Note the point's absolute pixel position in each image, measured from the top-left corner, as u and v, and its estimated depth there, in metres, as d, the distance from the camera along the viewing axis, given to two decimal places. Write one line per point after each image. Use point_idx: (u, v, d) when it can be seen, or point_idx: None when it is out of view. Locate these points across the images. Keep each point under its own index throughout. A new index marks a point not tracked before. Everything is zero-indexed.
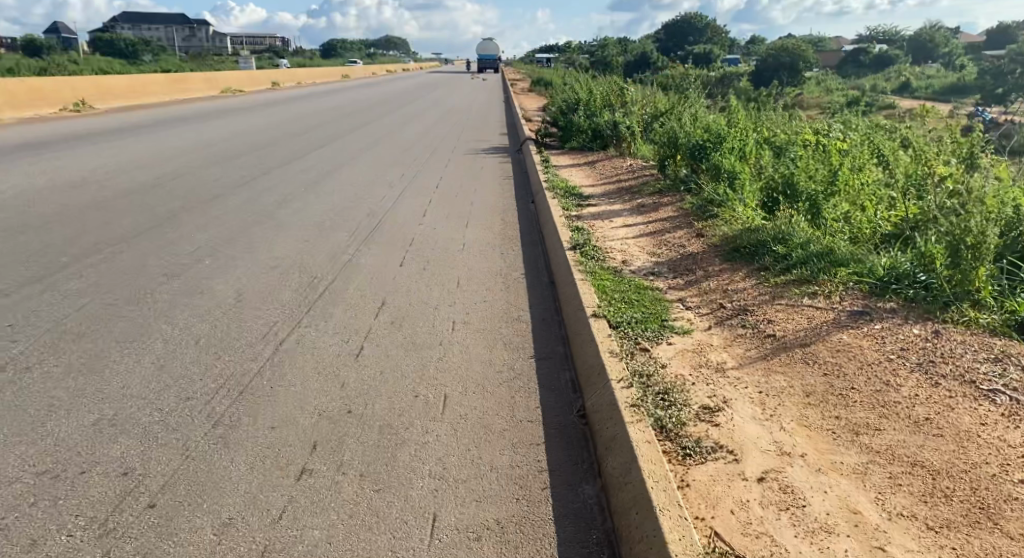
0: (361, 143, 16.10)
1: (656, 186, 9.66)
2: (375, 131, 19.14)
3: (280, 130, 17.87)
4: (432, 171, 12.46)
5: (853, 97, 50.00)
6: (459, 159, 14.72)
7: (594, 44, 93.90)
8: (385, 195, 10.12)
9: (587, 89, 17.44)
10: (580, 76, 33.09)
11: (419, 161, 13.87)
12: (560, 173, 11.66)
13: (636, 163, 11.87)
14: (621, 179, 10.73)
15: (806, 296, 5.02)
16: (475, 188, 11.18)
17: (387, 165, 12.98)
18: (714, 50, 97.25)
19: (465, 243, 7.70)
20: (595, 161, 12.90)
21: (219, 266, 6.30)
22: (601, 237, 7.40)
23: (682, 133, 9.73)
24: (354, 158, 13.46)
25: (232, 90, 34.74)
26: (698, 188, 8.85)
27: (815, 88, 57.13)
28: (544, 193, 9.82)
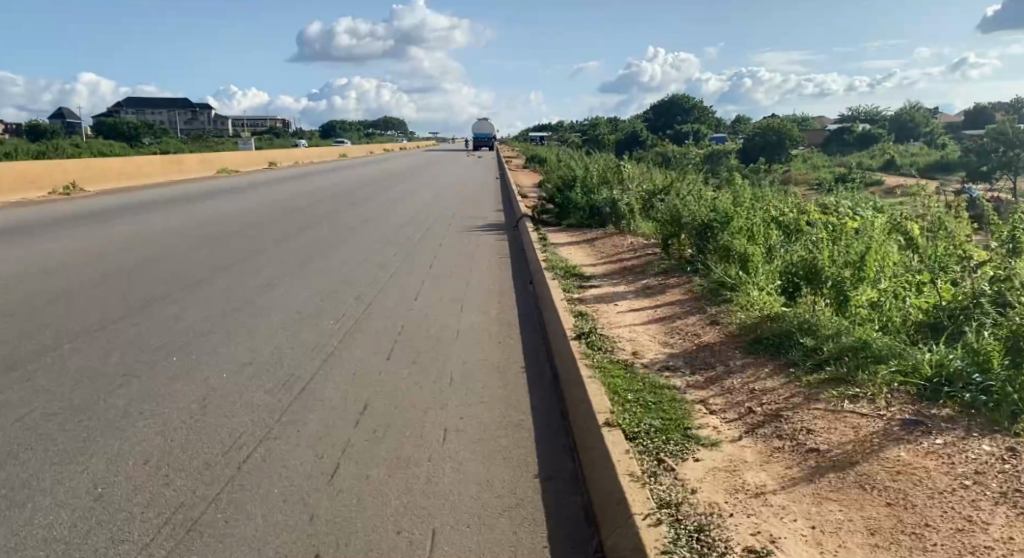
0: (353, 222, 15.69)
1: (660, 265, 9.13)
2: (366, 209, 18.78)
3: (269, 210, 17.47)
4: (424, 252, 11.97)
5: (842, 175, 50.53)
6: (453, 237, 14.26)
7: (587, 123, 95.43)
8: (374, 277, 9.59)
9: (584, 166, 17.14)
10: (572, 154, 33.23)
11: (411, 240, 13.39)
12: (558, 251, 11.16)
13: (636, 242, 11.40)
14: (622, 257, 10.23)
15: (847, 399, 4.41)
16: (469, 268, 10.67)
17: (378, 244, 12.50)
18: (703, 128, 99.09)
19: (459, 330, 7.11)
20: (594, 238, 12.42)
21: (185, 364, 5.69)
22: (607, 323, 6.82)
23: (687, 211, 9.26)
24: (344, 239, 13.00)
25: (224, 170, 34.70)
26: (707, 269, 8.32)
27: (804, 165, 57.83)
28: (542, 274, 9.28)
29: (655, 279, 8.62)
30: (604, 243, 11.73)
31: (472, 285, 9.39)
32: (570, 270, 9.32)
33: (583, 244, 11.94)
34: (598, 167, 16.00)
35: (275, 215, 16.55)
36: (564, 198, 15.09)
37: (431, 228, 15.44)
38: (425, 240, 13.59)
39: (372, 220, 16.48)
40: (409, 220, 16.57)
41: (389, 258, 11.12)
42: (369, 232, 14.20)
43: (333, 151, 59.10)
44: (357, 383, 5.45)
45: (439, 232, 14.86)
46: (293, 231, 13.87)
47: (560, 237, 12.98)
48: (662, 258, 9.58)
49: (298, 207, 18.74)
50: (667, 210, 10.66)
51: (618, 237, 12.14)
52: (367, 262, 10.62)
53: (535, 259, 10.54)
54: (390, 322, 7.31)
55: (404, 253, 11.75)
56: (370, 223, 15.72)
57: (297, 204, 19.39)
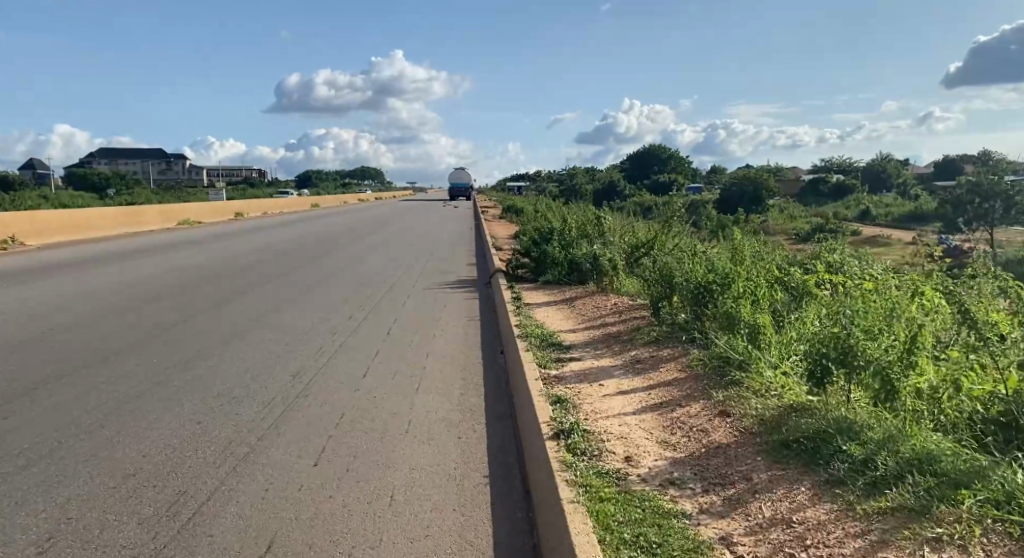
0: (312, 280, 14.47)
1: (651, 332, 7.95)
2: (329, 266, 17.61)
3: (223, 269, 16.23)
4: (384, 314, 10.78)
5: (819, 224, 50.36)
6: (420, 295, 13.07)
7: (564, 173, 95.25)
8: (320, 348, 8.37)
9: (562, 217, 16.05)
10: (548, 204, 32.49)
11: (372, 301, 12.19)
12: (533, 312, 9.97)
13: (620, 301, 10.25)
14: (606, 321, 9.06)
15: (925, 544, 3.22)
16: (434, 332, 9.47)
17: (334, 307, 11.30)
18: (679, 178, 99.56)
19: (411, 418, 5.89)
20: (574, 296, 11.27)
21: (48, 482, 4.48)
22: (592, 409, 5.60)
23: (680, 271, 8.12)
24: (297, 301, 11.78)
25: (188, 222, 33.46)
26: (705, 340, 7.14)
27: (780, 215, 57.82)
28: (515, 342, 8.06)
29: (644, 349, 7.45)
30: (585, 303, 10.57)
31: (434, 354, 8.18)
32: (548, 337, 8.13)
33: (562, 304, 10.77)
34: (577, 219, 14.93)
35: (229, 274, 15.33)
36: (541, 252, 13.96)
37: (397, 285, 14.24)
38: (388, 300, 12.39)
39: (333, 277, 15.27)
40: (374, 277, 15.36)
41: (343, 323, 9.92)
42: (328, 292, 13.00)
43: (307, 201, 58.03)
44: (269, 508, 4.24)
45: (405, 290, 13.66)
46: (241, 292, 12.64)
47: (536, 295, 11.81)
48: (652, 323, 8.42)
49: (256, 265, 17.52)
50: (656, 268, 9.53)
51: (601, 295, 10.99)
52: (317, 330, 9.41)
53: (508, 322, 9.36)
54: (329, 410, 6.09)
55: (361, 316, 10.55)
56: (330, 281, 14.53)
57: (255, 261, 18.15)
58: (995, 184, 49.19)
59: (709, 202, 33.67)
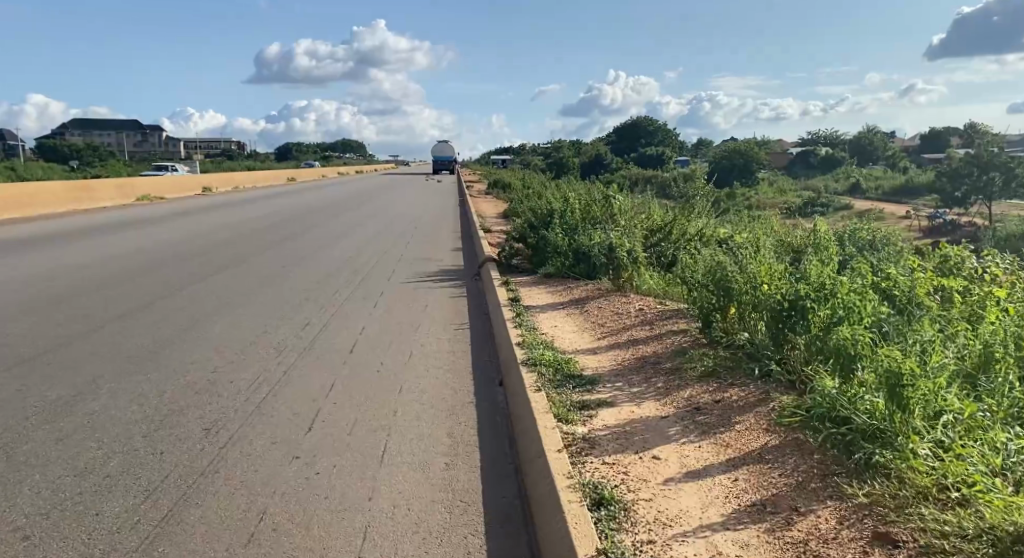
0: (269, 272, 12.30)
1: (704, 360, 5.83)
2: (294, 252, 15.42)
3: (168, 258, 14.04)
4: (348, 322, 8.62)
5: (813, 199, 48.69)
6: (395, 291, 10.93)
7: (550, 145, 92.89)
8: (253, 380, 6.23)
9: (563, 197, 13.89)
10: (537, 180, 30.42)
11: (336, 300, 10.03)
12: (536, 322, 7.84)
13: (646, 306, 8.14)
14: (635, 337, 6.96)
15: None
16: (410, 350, 7.33)
17: (288, 311, 9.16)
18: (666, 151, 97.62)
19: (368, 524, 3.80)
20: (586, 296, 9.16)
21: None
22: (656, 518, 3.55)
23: (743, 277, 6.05)
24: (243, 302, 9.62)
25: (149, 198, 31.13)
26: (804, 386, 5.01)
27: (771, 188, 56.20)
28: (519, 374, 5.94)
29: (701, 387, 5.38)
30: (602, 306, 8.48)
31: (408, 388, 6.06)
32: (566, 363, 6.04)
33: (573, 306, 8.67)
34: (582, 200, 12.77)
35: (172, 264, 13.15)
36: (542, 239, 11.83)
37: (368, 278, 12.08)
38: (356, 298, 10.25)
39: (295, 266, 13.09)
40: (343, 267, 13.19)
41: (293, 336, 7.76)
42: (285, 287, 10.84)
43: (281, 174, 55.42)
44: None
45: (378, 284, 11.52)
46: (179, 288, 10.50)
47: (539, 294, 9.71)
48: (704, 344, 6.34)
49: (209, 251, 15.31)
50: (699, 269, 7.45)
51: (621, 295, 8.90)
52: (256, 348, 7.27)
53: (507, 338, 7.23)
54: (243, 503, 3.99)
55: (319, 324, 8.41)
56: (290, 272, 12.37)
57: (209, 247, 15.93)
58: (995, 157, 47.65)
59: (706, 177, 31.48)
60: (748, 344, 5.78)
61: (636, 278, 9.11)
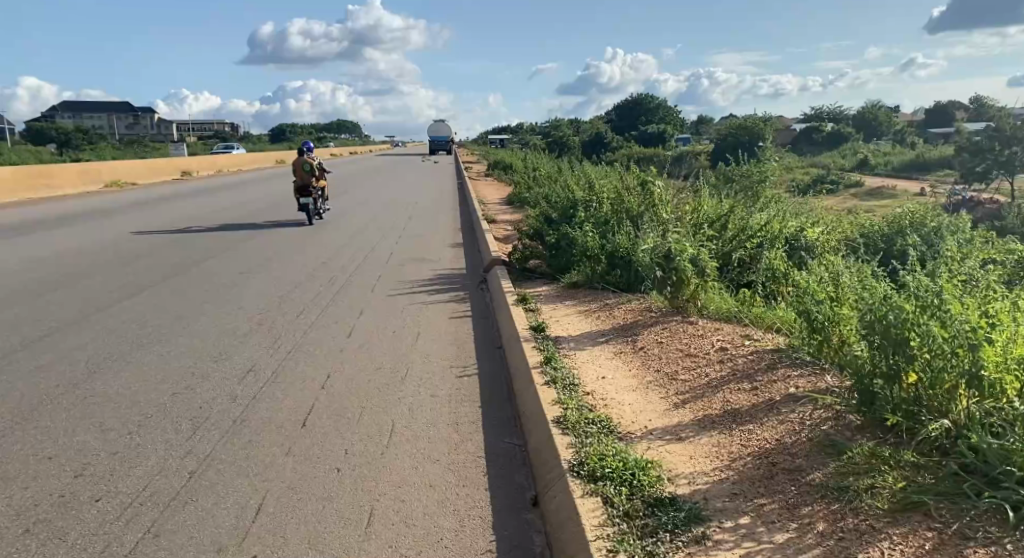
0: (224, 283, 9.96)
1: (886, 473, 3.41)
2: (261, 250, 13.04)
3: (109, 262, 11.71)
4: (309, 367, 6.26)
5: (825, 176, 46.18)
6: (379, 308, 8.56)
7: (549, 123, 90.12)
8: (129, 502, 3.91)
9: (587, 183, 11.42)
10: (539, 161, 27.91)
11: (298, 327, 7.69)
12: (575, 373, 5.42)
13: (732, 345, 5.70)
14: (734, 406, 4.54)
15: None
16: (390, 423, 4.96)
17: (230, 348, 6.82)
18: (667, 128, 94.86)
19: None
20: (634, 323, 6.74)
21: None
22: None
23: (941, 332, 3.63)
24: (173, 334, 7.31)
25: (120, 184, 28.81)
26: None
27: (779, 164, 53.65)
28: (570, 499, 3.52)
29: (905, 541, 2.98)
30: (662, 341, 6.07)
31: (380, 523, 3.70)
32: (645, 474, 3.64)
33: (620, 341, 6.27)
34: (610, 189, 10.34)
35: (108, 272, 10.81)
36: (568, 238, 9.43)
37: (345, 288, 9.73)
38: (326, 321, 7.90)
39: (259, 272, 10.74)
40: (318, 272, 10.81)
41: (221, 401, 5.42)
42: (237, 306, 8.51)
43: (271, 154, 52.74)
44: None
45: (357, 298, 9.15)
46: (97, 312, 8.19)
47: (568, 315, 7.30)
48: (860, 430, 3.92)
49: (162, 250, 12.97)
50: (817, 294, 5.03)
51: (682, 323, 6.48)
52: (161, 425, 4.95)
53: (536, 406, 4.82)
54: None
55: (266, 375, 6.06)
56: (249, 282, 10.03)
57: (164, 245, 13.59)
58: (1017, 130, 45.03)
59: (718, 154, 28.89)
60: (959, 445, 3.37)
61: (702, 298, 6.70)
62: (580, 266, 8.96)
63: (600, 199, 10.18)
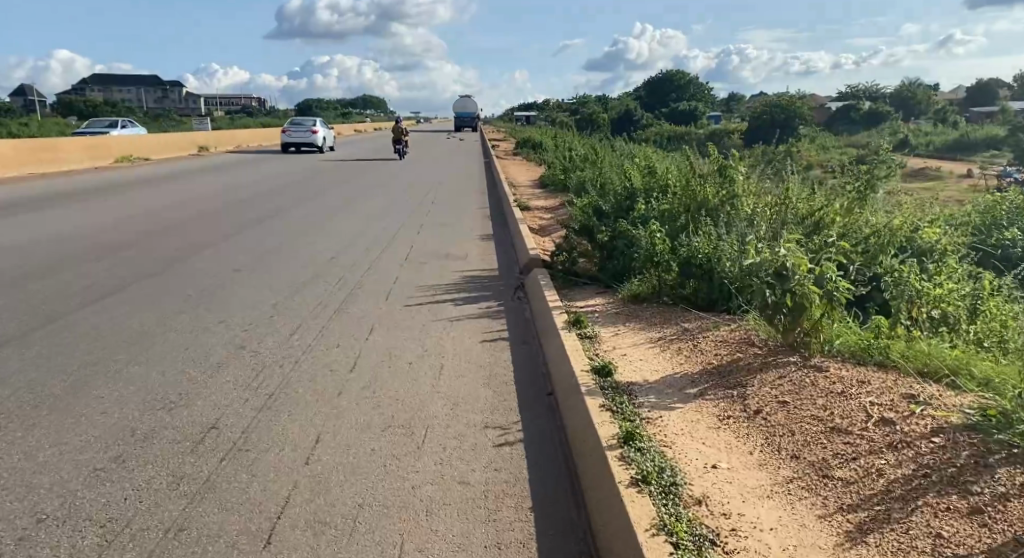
0: (210, 285, 8.29)
1: None
2: (263, 239, 11.40)
3: (86, 255, 10.09)
4: (291, 425, 4.57)
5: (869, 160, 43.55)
6: (392, 325, 6.87)
7: (577, 100, 87.64)
8: None
9: (646, 167, 9.59)
10: (572, 141, 25.88)
11: (287, 351, 6.02)
12: (675, 460, 3.69)
13: (900, 414, 3.92)
14: (952, 547, 2.80)
15: None
16: (398, 549, 3.25)
17: (193, 387, 5.17)
18: (698, 106, 91.99)
19: None
20: (733, 366, 4.99)
21: None
22: None
23: None
24: (125, 361, 5.64)
25: (130, 160, 27.40)
26: None
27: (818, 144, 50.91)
28: None
29: None
30: (785, 401, 4.31)
31: None
32: None
33: (720, 397, 4.54)
34: (676, 178, 8.52)
35: (79, 266, 9.20)
36: (629, 240, 7.70)
37: (353, 294, 8.05)
38: (326, 345, 6.20)
39: (255, 270, 9.09)
40: (324, 272, 9.11)
41: (155, 489, 3.73)
42: (218, 322, 6.84)
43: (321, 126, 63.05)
44: None
45: (366, 309, 7.45)
46: (42, 327, 6.55)
47: (640, 348, 5.55)
48: None
49: (151, 239, 11.35)
50: None
51: (806, 370, 4.72)
52: (52, 538, 3.28)
53: (625, 532, 3.11)
54: None
55: (232, 437, 4.37)
56: (240, 285, 8.37)
57: (156, 233, 11.98)
58: None
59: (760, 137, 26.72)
60: None
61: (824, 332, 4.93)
62: (643, 275, 7.22)
63: (666, 193, 8.41)
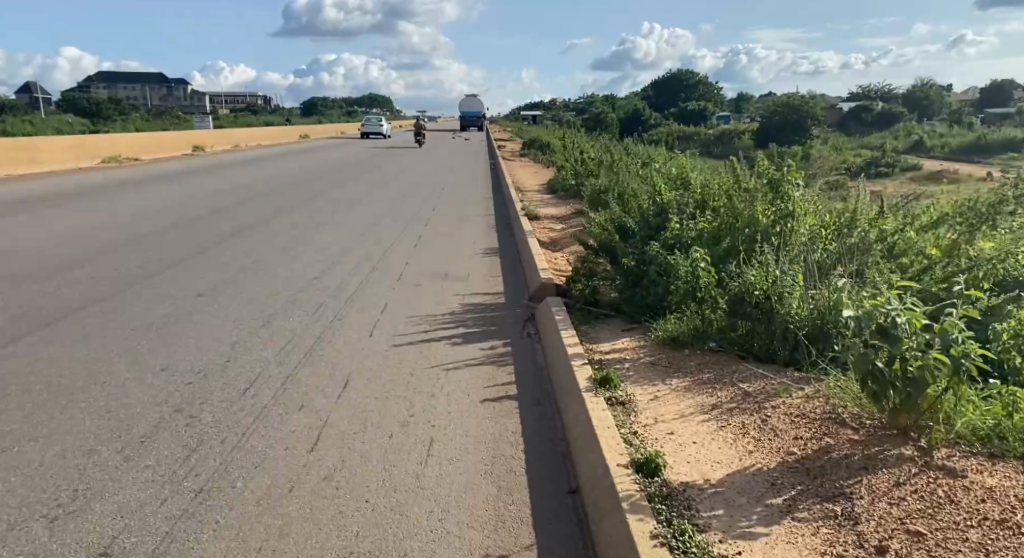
0: (163, 318, 7.04)
1: None
2: (239, 254, 10.13)
3: (33, 273, 8.87)
4: (210, 549, 3.28)
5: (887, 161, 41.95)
6: (374, 376, 5.59)
7: (585, 99, 86.35)
8: None
9: (679, 179, 8.28)
10: (582, 143, 24.47)
11: (233, 416, 4.74)
12: None
13: None
14: None
15: None
16: None
17: (94, 477, 3.89)
18: (708, 106, 90.49)
19: None
20: (822, 459, 3.67)
21: None
22: None
23: None
24: (21, 432, 4.39)
25: (120, 160, 26.21)
26: None
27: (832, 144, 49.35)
28: None
29: None
30: (919, 531, 2.99)
31: None
32: None
33: (819, 516, 3.20)
34: (717, 196, 7.24)
35: (20, 289, 7.96)
36: (664, 269, 6.41)
37: (330, 330, 6.77)
38: (285, 407, 4.92)
39: (221, 297, 7.82)
40: (302, 299, 7.84)
41: None
42: (159, 370, 5.58)
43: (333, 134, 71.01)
44: None
45: (344, 351, 6.17)
46: None
47: (692, 423, 4.25)
48: None
49: (115, 253, 10.13)
50: None
51: (931, 473, 3.36)
52: None
53: None
54: None
55: None
56: (199, 317, 7.11)
57: (122, 244, 10.75)
58: None
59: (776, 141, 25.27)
60: None
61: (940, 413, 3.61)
62: (682, 314, 5.92)
63: (706, 213, 7.12)
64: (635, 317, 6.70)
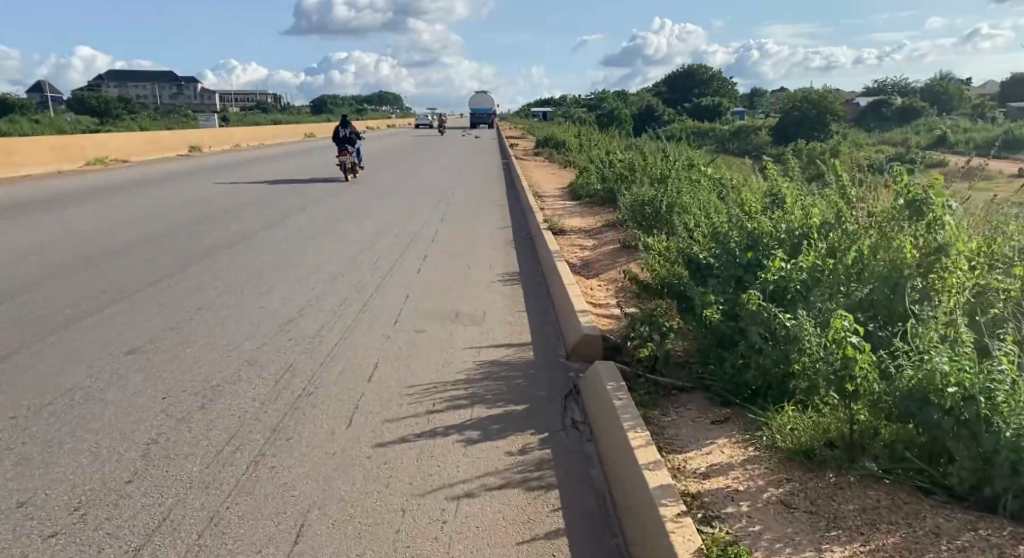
0: (66, 391, 5.10)
1: None
2: (200, 284, 8.17)
3: None
4: None
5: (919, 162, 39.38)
6: (346, 514, 3.63)
7: (596, 96, 84.11)
8: None
9: (767, 196, 6.27)
10: (605, 142, 22.25)
11: None
12: None
13: None
14: None
15: None
16: None
17: None
18: (723, 101, 87.91)
19: None
20: None
21: None
22: None
23: None
24: None
25: (105, 161, 24.36)
26: None
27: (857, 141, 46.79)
28: None
29: None
30: None
31: None
32: None
33: None
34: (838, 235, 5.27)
35: None
36: (777, 336, 4.44)
37: (291, 415, 4.79)
38: None
39: (155, 355, 5.86)
40: (267, 358, 5.89)
41: None
42: (18, 505, 3.65)
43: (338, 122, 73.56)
44: None
45: (308, 457, 4.21)
46: None
47: None
48: None
49: (52, 280, 8.20)
50: None
51: None
52: None
53: None
54: None
55: None
56: (118, 387, 5.17)
57: (64, 266, 8.80)
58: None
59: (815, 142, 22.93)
60: None
61: None
62: (820, 418, 3.97)
63: (821, 250, 5.12)
64: (728, 400, 4.72)
